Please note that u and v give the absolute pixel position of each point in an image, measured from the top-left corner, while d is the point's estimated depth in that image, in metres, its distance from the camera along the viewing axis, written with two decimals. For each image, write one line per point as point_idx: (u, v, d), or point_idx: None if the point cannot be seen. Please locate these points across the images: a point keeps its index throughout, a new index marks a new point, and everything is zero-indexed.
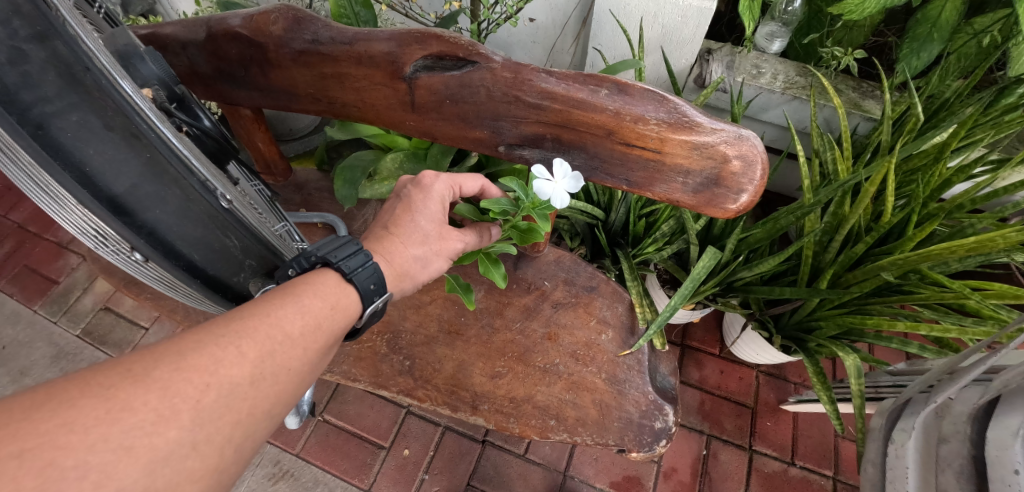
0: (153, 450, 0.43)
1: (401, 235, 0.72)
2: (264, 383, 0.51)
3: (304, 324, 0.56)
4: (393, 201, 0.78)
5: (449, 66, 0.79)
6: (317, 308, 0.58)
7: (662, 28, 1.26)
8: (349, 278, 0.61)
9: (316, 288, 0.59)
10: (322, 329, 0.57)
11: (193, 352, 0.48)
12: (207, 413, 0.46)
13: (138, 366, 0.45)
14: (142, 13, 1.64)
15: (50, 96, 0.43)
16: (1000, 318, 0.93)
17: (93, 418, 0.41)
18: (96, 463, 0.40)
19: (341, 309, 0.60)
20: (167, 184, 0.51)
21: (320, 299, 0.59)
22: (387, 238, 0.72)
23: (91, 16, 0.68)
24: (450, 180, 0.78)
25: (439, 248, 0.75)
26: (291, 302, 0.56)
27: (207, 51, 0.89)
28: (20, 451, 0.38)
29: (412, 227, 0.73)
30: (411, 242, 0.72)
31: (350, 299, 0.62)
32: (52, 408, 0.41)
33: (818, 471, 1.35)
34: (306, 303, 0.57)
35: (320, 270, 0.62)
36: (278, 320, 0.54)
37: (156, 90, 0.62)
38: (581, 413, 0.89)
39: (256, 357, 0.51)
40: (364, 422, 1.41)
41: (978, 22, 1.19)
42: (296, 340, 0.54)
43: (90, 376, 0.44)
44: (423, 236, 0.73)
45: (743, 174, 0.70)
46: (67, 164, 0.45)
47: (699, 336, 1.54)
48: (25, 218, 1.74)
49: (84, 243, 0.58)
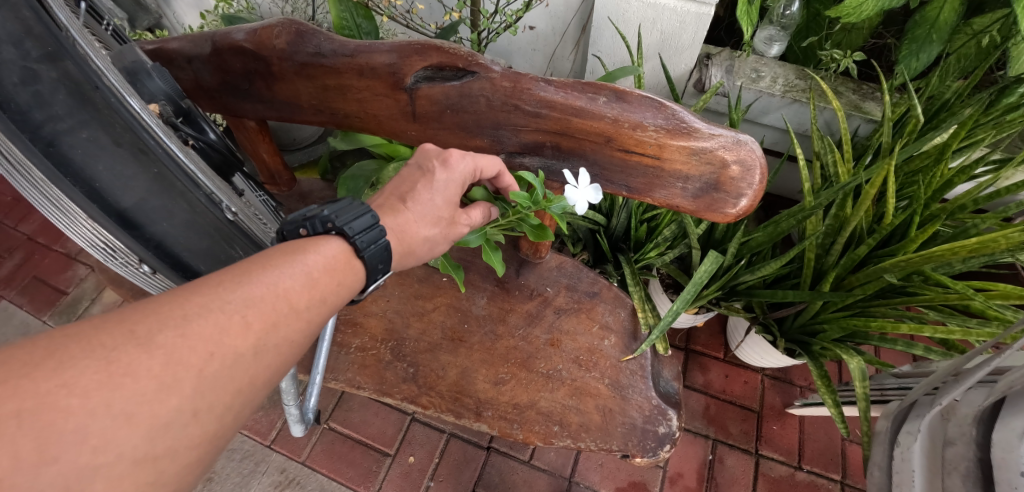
0: (155, 417, 0.43)
1: (415, 213, 0.70)
2: (267, 354, 0.51)
3: (311, 297, 0.56)
4: (406, 169, 0.74)
5: (449, 76, 0.80)
6: (323, 282, 0.58)
7: (660, 34, 1.27)
8: (360, 254, 0.61)
9: (327, 261, 0.59)
10: (326, 303, 0.58)
11: (198, 319, 0.48)
12: (208, 383, 0.47)
13: (141, 329, 0.45)
14: (148, 27, 1.67)
15: (61, 114, 0.44)
16: (1006, 319, 0.93)
17: (94, 381, 0.42)
18: (96, 428, 0.41)
19: (346, 285, 0.60)
20: (176, 198, 0.52)
21: (328, 273, 0.58)
22: (401, 215, 0.69)
23: (100, 33, 0.69)
24: (474, 162, 0.74)
25: (446, 231, 0.73)
26: (299, 272, 0.56)
27: (212, 65, 0.90)
28: (19, 410, 0.39)
29: (427, 206, 0.71)
30: (423, 223, 0.70)
31: (356, 275, 0.62)
32: (54, 368, 0.41)
33: (826, 475, 1.34)
34: (314, 276, 0.57)
35: (329, 238, 0.61)
36: (285, 291, 0.54)
37: (162, 106, 0.62)
38: (584, 418, 0.90)
39: (261, 328, 0.51)
40: (370, 430, 1.42)
41: (976, 22, 1.19)
42: (301, 312, 0.55)
43: (94, 336, 0.44)
44: (434, 216, 0.71)
45: (742, 179, 0.71)
46: (77, 180, 0.46)
47: (703, 339, 1.54)
48: (33, 231, 1.77)
49: (92, 255, 0.59)
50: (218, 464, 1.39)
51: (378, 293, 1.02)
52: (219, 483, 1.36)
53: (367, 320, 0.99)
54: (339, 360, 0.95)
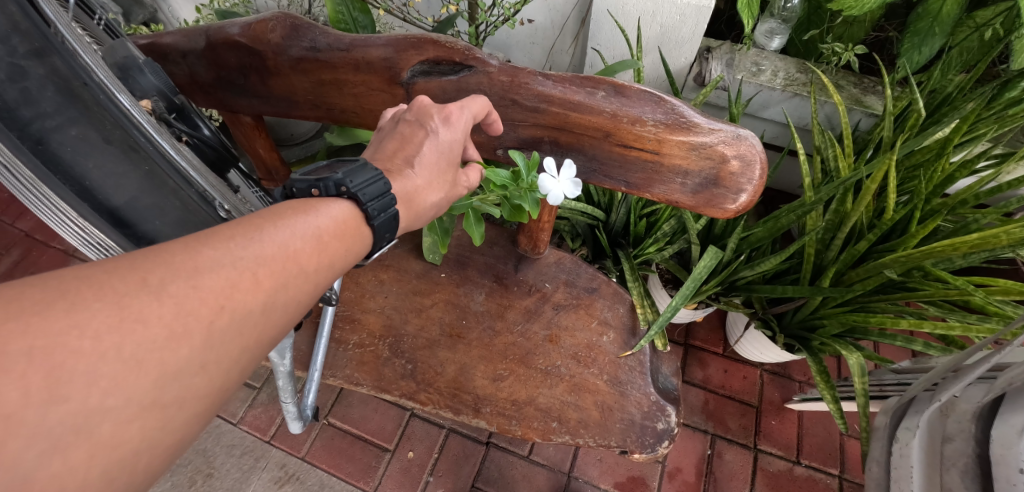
0: (164, 366, 0.40)
1: (425, 175, 0.64)
2: (274, 314, 0.47)
3: (320, 259, 0.51)
4: (400, 126, 0.67)
5: (445, 70, 0.79)
6: (333, 245, 0.53)
7: (660, 28, 1.26)
8: (370, 221, 0.56)
9: (338, 225, 0.54)
10: (335, 267, 0.53)
11: (210, 271, 0.43)
12: (219, 336, 0.43)
13: (155, 276, 0.41)
14: (143, 22, 1.66)
15: (49, 111, 0.42)
16: (1007, 315, 0.93)
17: (106, 324, 0.38)
18: (107, 371, 0.37)
19: (355, 251, 0.55)
20: (166, 196, 0.51)
21: (338, 237, 0.54)
22: (412, 178, 0.62)
23: (91, 28, 0.67)
24: (471, 113, 0.70)
25: (450, 194, 0.68)
26: (311, 234, 0.51)
27: (207, 60, 0.89)
28: (30, 349, 0.35)
29: (435, 167, 0.65)
30: (432, 188, 0.64)
31: (364, 240, 0.57)
32: (64, 309, 0.37)
33: (824, 470, 1.34)
34: (323, 238, 0.52)
35: (340, 201, 0.55)
36: (295, 252, 0.49)
37: (156, 101, 0.61)
38: (583, 415, 0.89)
39: (270, 286, 0.47)
40: (369, 425, 1.42)
41: (978, 15, 1.18)
42: (310, 273, 0.50)
43: (105, 280, 0.40)
44: (440, 178, 0.66)
45: (742, 174, 0.71)
46: (67, 179, 0.44)
47: (702, 334, 1.54)
48: (31, 227, 1.76)
49: (86, 253, 0.58)
50: (217, 459, 1.39)
51: (376, 289, 1.01)
52: (219, 479, 1.36)
53: (365, 317, 0.99)
54: (337, 357, 0.95)
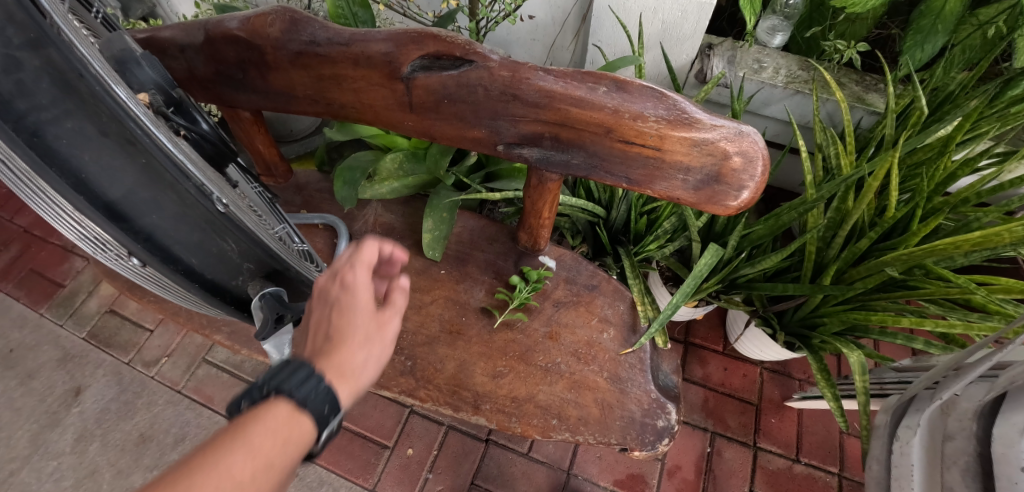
0: None
1: (344, 342, 0.58)
2: None
3: (254, 467, 0.47)
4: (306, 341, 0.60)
5: (446, 65, 0.78)
6: (267, 446, 0.49)
7: (662, 24, 1.25)
8: (303, 410, 0.52)
9: (274, 441, 0.50)
10: (275, 467, 0.48)
11: None
12: None
13: None
14: (142, 17, 1.65)
15: (44, 104, 0.40)
16: (1008, 314, 0.93)
17: None
18: None
19: (295, 442, 0.51)
20: (164, 189, 0.47)
21: (273, 444, 0.49)
22: (332, 353, 0.57)
23: (89, 21, 0.66)
24: (359, 261, 0.63)
25: (382, 337, 0.62)
26: (240, 453, 0.47)
27: (205, 54, 0.88)
28: None
29: (353, 326, 0.59)
30: (354, 344, 0.59)
31: (305, 429, 0.52)
32: None
33: (824, 468, 1.34)
34: (255, 444, 0.48)
35: (273, 402, 0.52)
36: (222, 475, 0.45)
37: (153, 95, 0.60)
38: (583, 412, 0.89)
39: None
40: (368, 422, 1.42)
41: (982, 13, 1.18)
42: (244, 484, 0.46)
43: None
44: (365, 335, 0.60)
45: (744, 170, 0.70)
46: (63, 172, 0.42)
47: (702, 332, 1.53)
48: (30, 223, 1.76)
49: (82, 247, 0.57)
50: None
51: None
52: None
53: None
54: None
